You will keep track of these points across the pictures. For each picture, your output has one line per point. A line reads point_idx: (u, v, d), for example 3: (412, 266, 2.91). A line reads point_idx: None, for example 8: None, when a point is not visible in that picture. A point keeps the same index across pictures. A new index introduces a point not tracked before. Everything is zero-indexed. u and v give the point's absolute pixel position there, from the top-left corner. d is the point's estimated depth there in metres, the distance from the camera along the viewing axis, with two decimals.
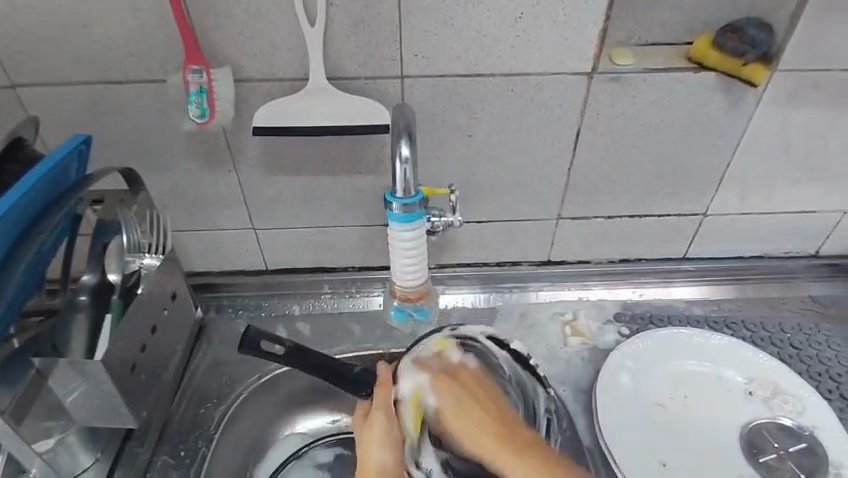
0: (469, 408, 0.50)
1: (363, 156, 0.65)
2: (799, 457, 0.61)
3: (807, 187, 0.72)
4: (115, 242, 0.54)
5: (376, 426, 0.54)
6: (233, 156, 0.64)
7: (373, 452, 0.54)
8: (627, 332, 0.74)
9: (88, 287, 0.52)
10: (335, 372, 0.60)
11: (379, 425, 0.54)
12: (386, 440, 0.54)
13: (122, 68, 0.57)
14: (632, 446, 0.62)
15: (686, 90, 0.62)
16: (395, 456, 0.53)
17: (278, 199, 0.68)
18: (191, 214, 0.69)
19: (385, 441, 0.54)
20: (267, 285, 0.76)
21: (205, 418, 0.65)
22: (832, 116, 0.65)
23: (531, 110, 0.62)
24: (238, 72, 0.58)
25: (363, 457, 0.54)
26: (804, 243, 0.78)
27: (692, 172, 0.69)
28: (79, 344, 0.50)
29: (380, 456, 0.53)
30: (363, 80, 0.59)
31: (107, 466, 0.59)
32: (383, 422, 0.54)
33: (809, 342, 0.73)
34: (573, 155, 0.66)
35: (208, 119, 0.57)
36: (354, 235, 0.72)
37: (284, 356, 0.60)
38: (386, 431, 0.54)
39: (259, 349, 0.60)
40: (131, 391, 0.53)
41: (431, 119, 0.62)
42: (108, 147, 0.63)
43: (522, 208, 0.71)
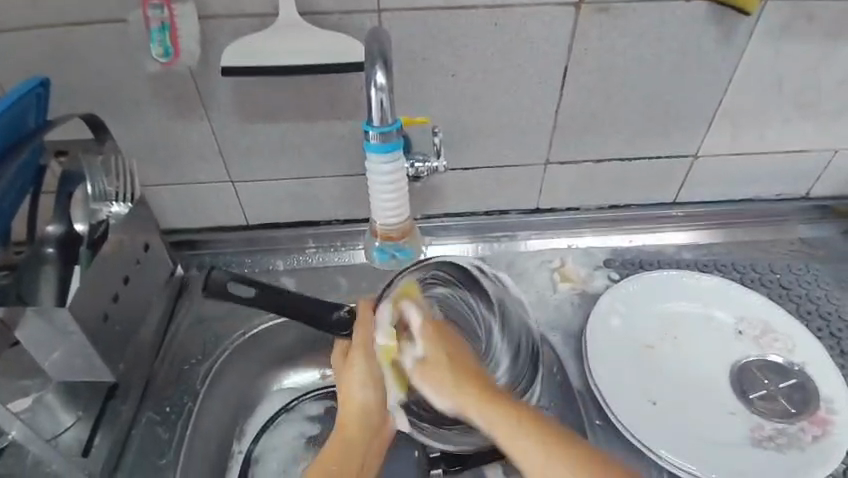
0: (464, 370, 0.45)
1: (342, 99, 0.62)
2: (789, 392, 0.62)
3: (800, 125, 0.70)
4: (79, 192, 0.51)
5: (354, 366, 0.53)
6: (204, 102, 0.60)
7: (353, 391, 0.52)
8: (617, 277, 0.73)
9: (54, 239, 0.50)
10: (304, 311, 0.58)
11: (361, 363, 0.53)
12: (368, 376, 0.52)
13: (78, 6, 0.53)
14: (624, 388, 0.62)
15: (677, 21, 0.59)
16: (378, 392, 0.53)
17: (255, 148, 0.65)
18: (164, 167, 0.66)
19: (368, 377, 0.52)
20: (249, 241, 0.74)
21: (190, 374, 0.64)
22: (827, 47, 0.63)
23: (516, 46, 0.60)
24: (203, 8, 0.54)
25: (345, 397, 0.52)
26: (795, 184, 0.77)
27: (683, 110, 0.67)
28: (48, 295, 0.48)
29: (361, 394, 0.52)
30: (337, 15, 0.56)
31: (90, 424, 0.56)
32: (364, 358, 0.53)
33: (799, 282, 0.73)
34: (560, 94, 0.64)
35: (172, 58, 0.55)
36: (336, 186, 0.69)
37: (253, 298, 0.59)
38: (368, 366, 0.53)
39: (225, 291, 0.59)
40: (105, 342, 0.52)
41: (411, 58, 0.59)
42: (70, 95, 0.59)
43: (509, 153, 0.68)
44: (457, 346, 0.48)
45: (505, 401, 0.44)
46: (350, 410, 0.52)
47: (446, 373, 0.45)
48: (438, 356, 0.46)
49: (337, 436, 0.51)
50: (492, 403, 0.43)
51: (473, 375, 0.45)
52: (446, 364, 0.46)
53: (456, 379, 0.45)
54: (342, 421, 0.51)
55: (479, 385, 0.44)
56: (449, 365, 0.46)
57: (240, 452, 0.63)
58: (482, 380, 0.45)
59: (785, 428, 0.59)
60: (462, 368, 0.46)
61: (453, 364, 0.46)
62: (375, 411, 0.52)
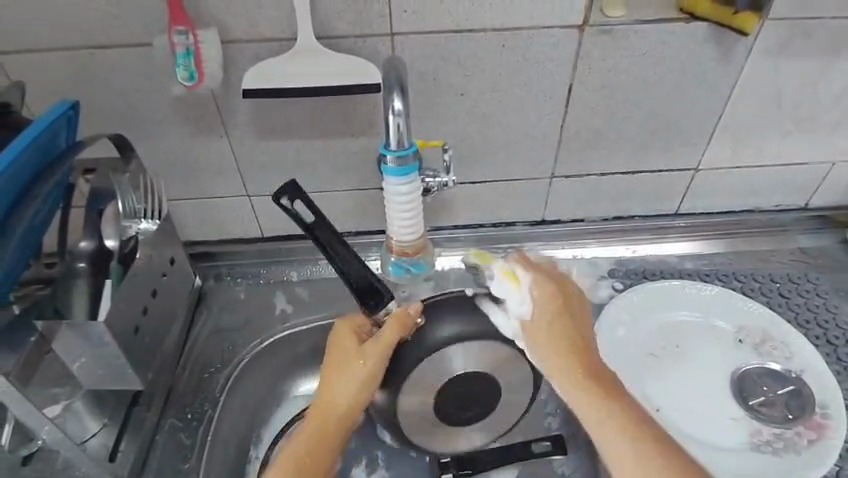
0: (570, 349, 0.52)
1: (356, 117, 0.64)
2: (786, 398, 0.64)
3: (797, 139, 0.72)
4: (110, 209, 0.55)
5: (353, 363, 0.54)
6: (224, 121, 0.63)
7: (343, 383, 0.55)
8: (621, 286, 0.75)
9: (86, 254, 0.53)
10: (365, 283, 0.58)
11: (363, 363, 0.54)
12: (363, 378, 0.54)
13: (106, 32, 0.56)
14: (627, 393, 0.64)
15: (678, 41, 0.62)
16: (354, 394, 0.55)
17: (272, 164, 0.67)
18: (184, 182, 0.68)
19: (362, 380, 0.54)
20: (264, 252, 0.76)
21: (210, 381, 0.67)
22: (823, 65, 0.65)
23: (524, 66, 0.62)
24: (225, 34, 0.57)
25: (333, 381, 0.55)
26: (793, 196, 0.79)
27: (684, 125, 0.69)
28: (80, 309, 0.51)
29: (349, 390, 0.54)
30: (352, 38, 0.58)
31: (116, 430, 0.59)
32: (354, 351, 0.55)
33: (797, 291, 0.75)
34: (566, 111, 0.66)
35: (197, 82, 0.57)
36: (348, 199, 0.72)
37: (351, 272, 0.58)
38: (369, 368, 0.54)
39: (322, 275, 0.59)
40: (136, 354, 0.54)
41: (423, 78, 0.62)
42: (97, 115, 0.62)
43: (516, 167, 0.71)
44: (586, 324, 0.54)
45: (629, 415, 0.49)
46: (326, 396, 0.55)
47: (552, 346, 0.52)
48: (551, 329, 0.53)
49: (314, 418, 0.54)
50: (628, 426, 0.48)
51: (568, 337, 0.52)
52: (566, 348, 0.52)
53: (556, 355, 0.52)
54: (321, 409, 0.54)
55: (574, 353, 0.52)
56: (570, 361, 0.52)
57: (257, 457, 0.65)
58: (579, 342, 0.52)
59: (782, 433, 0.61)
60: (563, 338, 0.52)
61: (551, 337, 0.53)
62: (353, 410, 0.55)
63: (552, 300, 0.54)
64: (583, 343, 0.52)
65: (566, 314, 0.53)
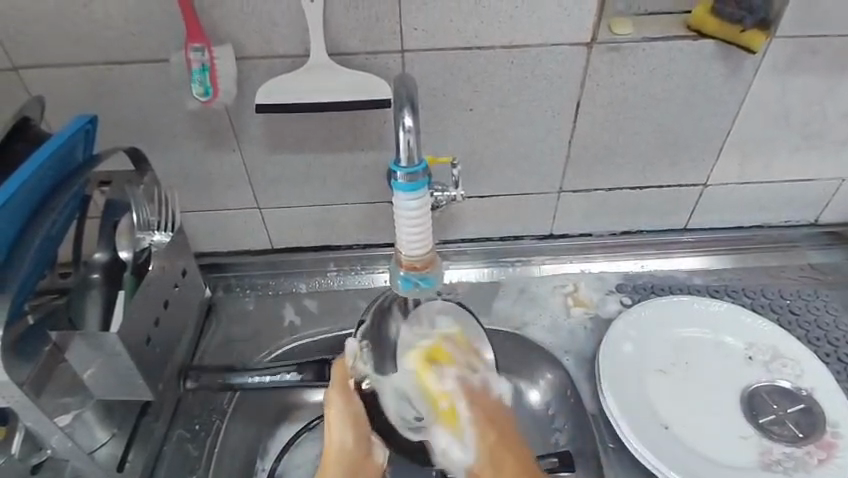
0: (488, 437, 0.50)
1: (366, 132, 0.65)
2: (797, 416, 0.63)
3: (806, 155, 0.72)
4: (125, 221, 0.55)
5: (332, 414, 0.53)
6: (237, 135, 0.64)
7: (334, 432, 0.53)
8: (629, 301, 0.75)
9: (100, 265, 0.55)
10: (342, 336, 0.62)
11: (339, 403, 0.54)
12: (348, 417, 0.53)
13: (124, 48, 0.57)
14: (635, 410, 0.64)
15: (685, 58, 0.62)
16: (354, 434, 0.54)
17: (282, 177, 0.68)
18: (196, 195, 0.70)
19: (349, 421, 0.53)
20: (273, 264, 0.77)
21: (218, 393, 0.67)
22: (831, 81, 0.65)
23: (532, 82, 0.63)
24: (239, 50, 0.58)
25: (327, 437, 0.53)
26: (802, 212, 0.79)
27: (692, 141, 0.69)
28: (92, 321, 0.52)
29: (341, 435, 0.53)
30: (363, 55, 0.60)
31: (125, 440, 0.58)
32: (341, 403, 0.54)
33: (807, 308, 0.75)
34: (573, 126, 0.67)
35: (211, 97, 0.58)
36: (357, 212, 0.73)
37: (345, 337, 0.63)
38: (344, 407, 0.54)
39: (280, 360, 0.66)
40: (147, 365, 0.55)
41: (432, 94, 0.63)
42: (113, 129, 0.63)
43: (524, 181, 0.71)
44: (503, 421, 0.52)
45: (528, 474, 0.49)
46: (332, 450, 0.53)
47: (488, 460, 0.49)
48: (483, 434, 0.50)
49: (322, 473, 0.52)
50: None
51: (489, 426, 0.51)
52: (499, 457, 0.50)
53: (486, 449, 0.50)
54: (327, 465, 0.52)
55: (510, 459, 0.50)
56: (482, 439, 0.50)
57: (263, 470, 0.67)
58: (500, 422, 0.52)
59: (793, 452, 0.61)
60: (491, 432, 0.51)
61: (486, 442, 0.50)
62: (360, 445, 0.54)
63: (485, 399, 0.53)
64: (508, 434, 0.52)
65: (496, 417, 0.52)
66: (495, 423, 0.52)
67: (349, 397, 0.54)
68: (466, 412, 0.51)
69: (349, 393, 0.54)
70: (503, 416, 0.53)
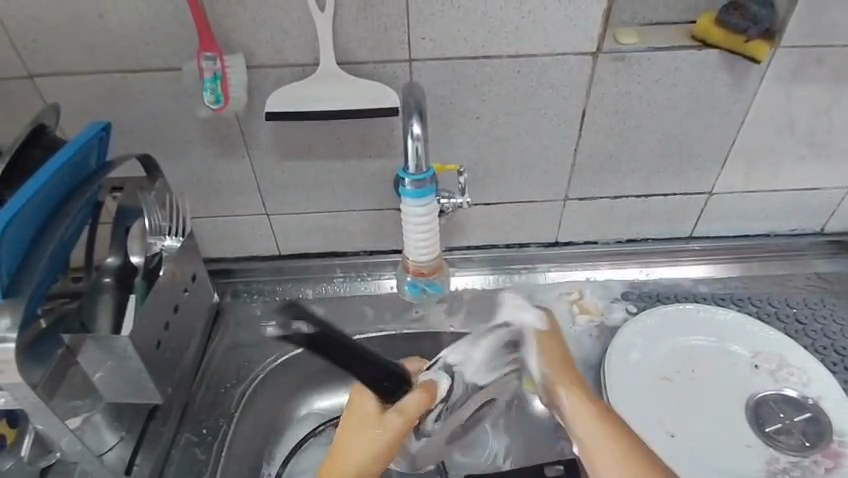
0: (566, 365, 0.55)
1: (374, 139, 0.66)
2: (804, 425, 0.63)
3: (811, 164, 0.72)
4: (137, 226, 0.57)
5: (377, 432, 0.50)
6: (246, 142, 0.65)
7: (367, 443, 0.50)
8: (635, 309, 0.75)
9: (112, 270, 0.55)
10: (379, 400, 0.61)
11: (382, 433, 0.50)
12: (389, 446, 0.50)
13: (138, 57, 0.59)
14: (642, 418, 0.64)
15: (690, 68, 0.63)
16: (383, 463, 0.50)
17: (291, 183, 0.69)
18: (206, 201, 0.71)
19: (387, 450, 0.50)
20: (280, 271, 0.78)
21: (226, 397, 0.68)
22: (836, 91, 0.66)
23: (538, 90, 0.63)
24: (250, 59, 0.59)
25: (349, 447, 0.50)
26: (808, 221, 0.79)
27: (698, 150, 0.70)
28: (105, 323, 0.54)
29: (367, 460, 0.50)
30: (372, 64, 0.61)
31: (132, 444, 0.59)
32: (397, 428, 0.50)
33: (814, 317, 0.74)
34: (579, 135, 0.67)
35: (222, 105, 0.59)
36: (365, 219, 0.74)
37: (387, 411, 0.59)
38: (393, 438, 0.50)
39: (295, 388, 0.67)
40: (157, 369, 0.56)
41: (439, 102, 0.64)
42: (125, 135, 0.64)
43: (530, 189, 0.72)
44: (556, 348, 0.56)
45: (603, 412, 0.50)
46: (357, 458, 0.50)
47: (559, 364, 0.54)
48: (552, 356, 0.55)
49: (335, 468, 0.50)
50: (601, 424, 0.49)
51: (564, 364, 0.55)
52: (560, 369, 0.54)
53: (555, 365, 0.54)
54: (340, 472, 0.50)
55: (582, 387, 0.52)
56: (558, 370, 0.54)
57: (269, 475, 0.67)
58: (570, 362, 0.55)
59: (799, 461, 0.61)
60: (561, 359, 0.55)
61: (559, 362, 0.54)
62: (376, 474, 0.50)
63: (550, 329, 0.57)
64: (568, 358, 0.56)
65: (565, 360, 0.55)
66: (555, 346, 0.56)
67: (403, 430, 0.51)
68: (536, 339, 0.55)
69: (406, 428, 0.51)
70: (565, 344, 0.57)
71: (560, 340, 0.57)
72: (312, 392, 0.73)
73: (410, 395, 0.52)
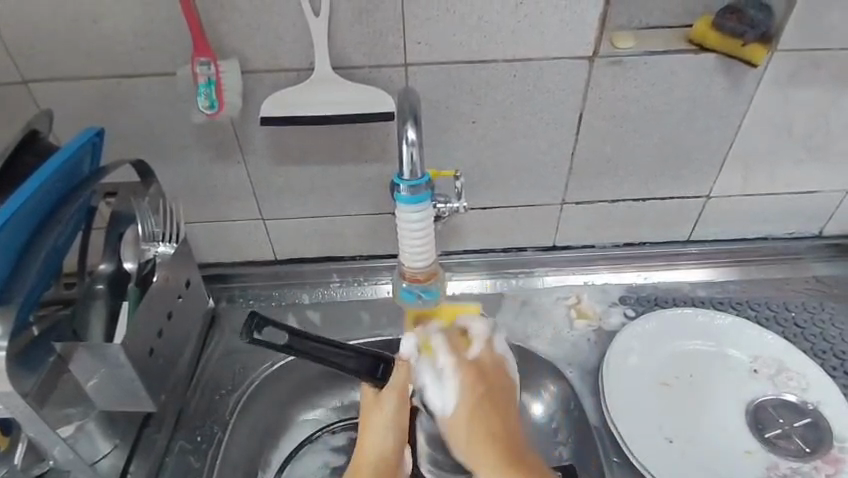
0: (476, 421, 0.53)
1: (370, 144, 0.66)
2: (804, 431, 0.63)
3: (809, 167, 0.72)
4: (130, 232, 0.56)
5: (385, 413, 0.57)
6: (242, 147, 0.65)
7: (378, 430, 0.57)
8: (633, 313, 0.75)
9: (105, 276, 0.55)
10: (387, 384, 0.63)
11: (390, 408, 0.57)
12: (396, 420, 0.57)
13: (132, 63, 0.58)
14: (640, 425, 0.63)
15: (687, 72, 0.63)
16: (399, 437, 0.58)
17: (287, 188, 0.69)
18: (201, 206, 0.70)
19: (397, 424, 0.58)
20: (277, 275, 0.77)
21: (220, 404, 0.67)
22: (834, 94, 0.65)
23: (534, 95, 0.63)
24: (245, 64, 0.59)
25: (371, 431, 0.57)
26: (807, 224, 0.79)
27: (696, 154, 0.70)
28: (98, 332, 0.53)
29: (387, 438, 0.57)
30: (367, 69, 0.60)
31: (125, 453, 0.60)
32: (395, 405, 0.57)
33: (813, 321, 0.74)
34: (576, 139, 0.67)
35: (217, 110, 0.59)
36: (361, 224, 0.73)
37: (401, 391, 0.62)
38: (395, 412, 0.57)
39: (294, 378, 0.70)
40: (150, 377, 0.55)
41: (435, 106, 0.63)
42: (120, 141, 0.64)
43: (527, 193, 0.72)
44: (493, 380, 0.56)
45: (506, 454, 0.52)
46: (374, 447, 0.57)
47: (468, 413, 0.54)
48: (469, 412, 0.54)
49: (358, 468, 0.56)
50: (482, 449, 0.52)
51: (484, 415, 0.54)
52: (479, 408, 0.54)
53: (470, 418, 0.54)
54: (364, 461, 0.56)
55: (492, 431, 0.53)
56: (468, 410, 0.54)
57: None
58: (498, 402, 0.55)
59: (799, 467, 0.60)
60: (484, 426, 0.53)
61: (471, 412, 0.54)
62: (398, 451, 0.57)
63: (486, 365, 0.56)
64: (501, 388, 0.56)
65: (493, 399, 0.55)
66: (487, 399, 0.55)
67: (401, 403, 0.58)
68: (458, 368, 0.55)
69: (404, 400, 0.58)
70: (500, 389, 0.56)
71: (500, 372, 0.57)
72: (309, 398, 0.73)
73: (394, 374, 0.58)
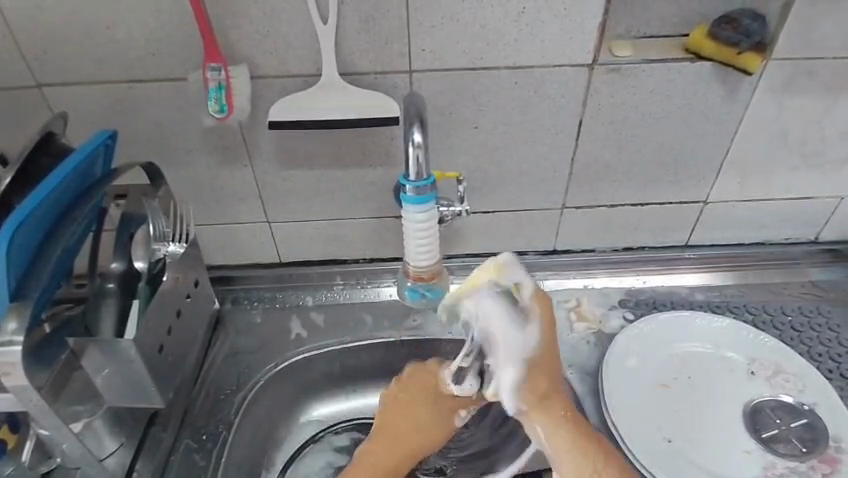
0: (555, 411, 0.52)
1: (375, 149, 0.67)
2: (800, 431, 0.64)
3: (805, 173, 0.74)
4: (141, 232, 0.57)
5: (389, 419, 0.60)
6: (249, 150, 0.66)
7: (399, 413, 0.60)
8: (632, 317, 0.76)
9: (116, 275, 0.56)
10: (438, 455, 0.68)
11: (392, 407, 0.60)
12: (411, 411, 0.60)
13: (145, 67, 0.60)
14: (640, 425, 0.64)
15: (684, 79, 0.64)
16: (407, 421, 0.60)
17: (292, 192, 0.70)
18: (208, 209, 0.72)
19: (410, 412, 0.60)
20: (281, 277, 0.78)
21: (225, 403, 0.68)
22: (828, 101, 0.67)
23: (535, 101, 0.65)
24: (254, 70, 0.61)
25: (396, 398, 0.60)
26: (802, 230, 0.80)
27: (692, 159, 0.71)
28: (107, 329, 0.54)
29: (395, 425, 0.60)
30: (372, 75, 0.62)
31: (132, 451, 0.61)
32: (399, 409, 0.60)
33: (809, 324, 0.75)
34: (576, 145, 0.69)
35: (227, 114, 0.60)
36: (365, 227, 0.74)
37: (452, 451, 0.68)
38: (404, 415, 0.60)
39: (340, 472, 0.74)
40: (159, 374, 0.56)
41: (439, 112, 0.65)
42: (130, 143, 0.65)
43: (528, 197, 0.73)
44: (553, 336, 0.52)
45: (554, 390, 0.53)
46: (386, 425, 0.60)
47: (538, 385, 0.51)
48: (541, 388, 0.51)
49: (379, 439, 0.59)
50: (554, 420, 0.52)
51: (556, 392, 0.53)
52: (544, 372, 0.52)
53: (542, 385, 0.51)
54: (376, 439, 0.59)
55: (548, 380, 0.52)
56: (539, 402, 0.52)
57: None
58: (558, 368, 0.53)
59: (796, 466, 0.61)
60: (550, 370, 0.52)
61: (542, 398, 0.52)
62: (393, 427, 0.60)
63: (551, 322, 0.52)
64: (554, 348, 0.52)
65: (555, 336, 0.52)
66: (557, 347, 0.52)
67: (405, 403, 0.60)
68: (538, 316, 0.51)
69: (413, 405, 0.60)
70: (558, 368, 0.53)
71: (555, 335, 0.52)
72: (312, 400, 0.74)
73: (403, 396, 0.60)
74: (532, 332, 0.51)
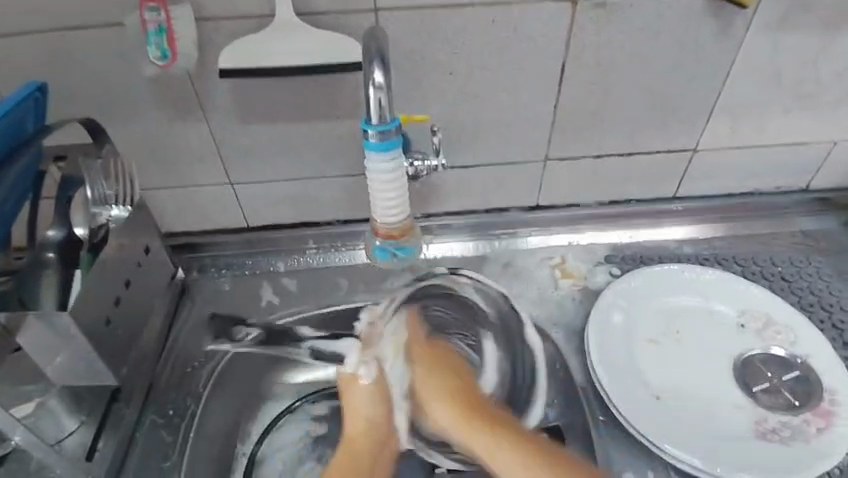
0: (445, 393, 0.54)
1: (341, 99, 0.62)
2: (792, 384, 0.62)
3: (798, 116, 0.70)
4: (79, 195, 0.52)
5: (363, 408, 0.54)
6: (202, 104, 0.60)
7: (363, 406, 0.55)
8: (618, 272, 0.73)
9: (54, 244, 0.50)
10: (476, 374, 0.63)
11: (359, 404, 0.55)
12: (376, 389, 0.55)
13: (75, 10, 0.53)
14: (628, 383, 0.62)
15: (674, 15, 0.59)
16: (386, 410, 0.55)
17: (254, 149, 0.65)
18: (163, 171, 0.66)
19: (379, 393, 0.55)
20: (249, 243, 0.74)
21: (193, 377, 0.65)
22: (825, 38, 0.63)
23: (513, 42, 0.59)
24: (200, 10, 0.54)
25: (354, 411, 0.55)
26: (794, 178, 0.77)
27: (682, 104, 0.67)
28: (50, 300, 0.49)
29: (368, 408, 0.55)
30: (333, 14, 0.56)
31: (93, 429, 0.56)
32: (367, 401, 0.55)
33: (800, 274, 0.73)
34: (558, 90, 0.64)
35: (170, 61, 0.54)
36: (336, 186, 0.69)
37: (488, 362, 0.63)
38: (383, 409, 0.55)
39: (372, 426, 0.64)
40: (108, 349, 0.52)
41: (408, 56, 0.59)
42: (68, 99, 0.59)
43: (509, 149, 0.68)
44: (451, 369, 0.56)
45: (466, 410, 0.52)
46: (357, 425, 0.54)
47: (434, 398, 0.54)
48: (437, 403, 0.53)
49: (352, 448, 0.53)
50: (496, 436, 0.50)
51: (450, 372, 0.56)
52: (443, 390, 0.54)
53: (437, 400, 0.53)
54: (354, 436, 0.54)
55: (456, 398, 0.53)
56: (445, 412, 0.53)
57: (244, 454, 0.63)
58: (457, 386, 0.54)
59: (790, 420, 0.59)
60: (445, 384, 0.54)
61: (452, 414, 0.52)
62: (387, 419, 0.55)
63: (432, 349, 0.57)
64: (454, 375, 0.55)
65: (452, 373, 0.55)
66: (452, 376, 0.55)
67: (372, 393, 0.55)
68: (415, 366, 0.56)
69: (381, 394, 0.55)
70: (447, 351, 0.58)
71: (453, 370, 0.56)
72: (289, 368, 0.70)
73: (367, 391, 0.55)
74: (391, 369, 0.56)
